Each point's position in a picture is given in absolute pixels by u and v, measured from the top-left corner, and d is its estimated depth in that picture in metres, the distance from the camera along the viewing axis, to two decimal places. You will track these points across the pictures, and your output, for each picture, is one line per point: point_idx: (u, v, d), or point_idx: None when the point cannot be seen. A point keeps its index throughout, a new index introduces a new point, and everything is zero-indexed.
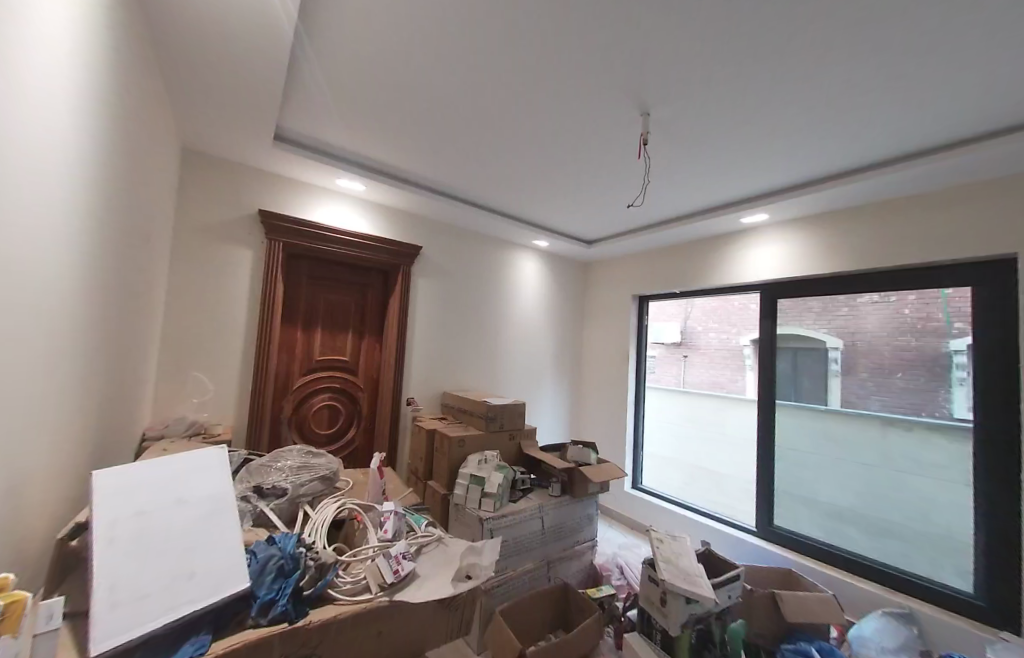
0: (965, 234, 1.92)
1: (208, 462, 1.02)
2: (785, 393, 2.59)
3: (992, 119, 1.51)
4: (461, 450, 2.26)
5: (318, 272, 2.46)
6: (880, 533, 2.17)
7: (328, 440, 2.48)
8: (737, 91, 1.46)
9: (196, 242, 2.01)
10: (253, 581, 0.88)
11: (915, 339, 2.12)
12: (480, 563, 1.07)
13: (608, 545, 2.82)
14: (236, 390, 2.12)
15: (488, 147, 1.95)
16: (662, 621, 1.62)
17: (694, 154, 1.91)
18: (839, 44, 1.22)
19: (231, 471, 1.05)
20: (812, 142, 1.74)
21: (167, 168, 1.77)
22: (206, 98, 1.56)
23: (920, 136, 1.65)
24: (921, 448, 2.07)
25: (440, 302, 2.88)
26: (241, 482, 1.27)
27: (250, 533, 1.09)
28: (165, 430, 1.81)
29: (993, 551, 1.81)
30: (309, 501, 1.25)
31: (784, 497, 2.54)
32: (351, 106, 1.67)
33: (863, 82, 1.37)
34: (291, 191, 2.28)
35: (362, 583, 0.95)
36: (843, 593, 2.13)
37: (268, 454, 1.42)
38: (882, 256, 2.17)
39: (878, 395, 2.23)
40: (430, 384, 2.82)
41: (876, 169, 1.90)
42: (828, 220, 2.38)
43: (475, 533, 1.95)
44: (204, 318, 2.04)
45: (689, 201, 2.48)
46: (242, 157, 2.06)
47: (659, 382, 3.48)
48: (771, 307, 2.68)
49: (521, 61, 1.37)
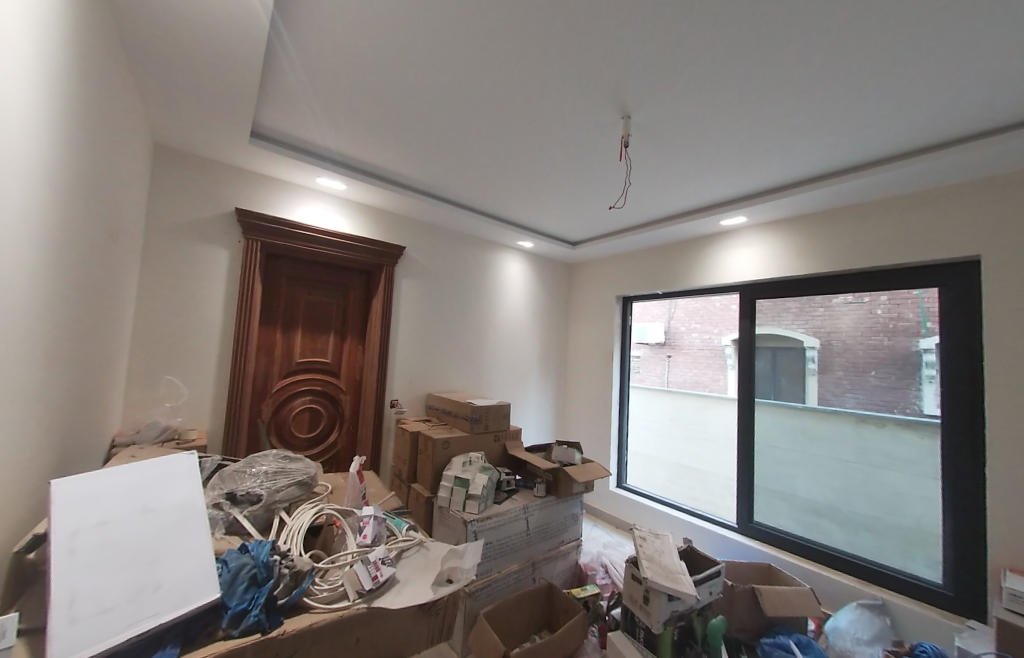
0: (931, 237, 2.00)
1: (176, 471, 0.99)
2: (764, 391, 2.65)
3: (954, 126, 1.59)
4: (445, 452, 2.24)
5: (298, 272, 2.41)
6: (855, 526, 2.24)
7: (309, 444, 2.43)
8: (716, 95, 1.49)
9: (170, 240, 1.95)
10: (223, 591, 0.85)
11: (887, 339, 2.20)
12: (461, 566, 1.05)
13: (593, 544, 2.83)
14: (212, 394, 2.06)
15: (472, 148, 1.95)
16: (644, 618, 1.64)
17: (675, 157, 1.94)
18: (815, 50, 1.25)
19: (202, 479, 1.02)
20: (787, 146, 1.79)
21: (138, 163, 1.71)
22: (181, 92, 1.52)
23: (888, 141, 1.71)
24: (892, 444, 2.15)
25: (424, 302, 2.86)
26: (213, 489, 1.23)
27: (222, 542, 1.05)
28: (137, 436, 1.74)
29: (960, 541, 1.89)
30: (285, 507, 1.23)
31: (763, 493, 2.60)
32: (332, 103, 1.65)
33: (836, 88, 1.42)
34: (271, 189, 2.24)
35: (340, 589, 0.92)
36: (820, 586, 2.19)
37: (243, 459, 1.38)
38: (855, 258, 2.24)
39: (852, 393, 2.30)
40: (414, 385, 2.79)
41: (847, 173, 1.96)
42: (803, 222, 2.45)
43: (459, 535, 1.94)
44: (178, 320, 1.97)
45: (670, 203, 2.51)
46: (218, 153, 2.00)
47: (643, 382, 3.52)
48: (751, 308, 2.74)
49: (505, 61, 1.37)
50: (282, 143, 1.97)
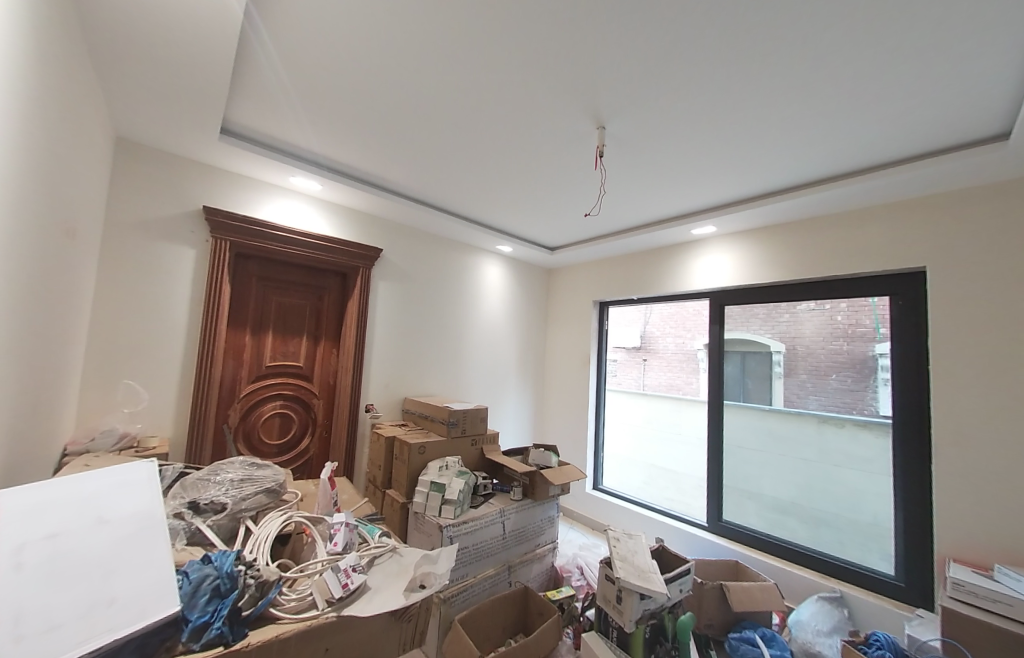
0: (883, 248, 2.14)
1: (133, 490, 0.96)
2: (733, 393, 2.75)
3: (900, 146, 1.72)
4: (421, 457, 2.21)
5: (270, 273, 2.35)
6: (817, 522, 2.35)
7: (280, 450, 2.36)
8: (687, 109, 1.56)
9: (133, 237, 1.87)
10: (184, 604, 0.81)
11: (846, 344, 2.32)
12: (434, 571, 1.05)
13: (568, 546, 2.86)
14: (175, 399, 1.98)
15: (451, 152, 1.96)
16: (617, 618, 1.67)
17: (648, 167, 2.01)
18: (773, 70, 1.34)
19: (161, 496, 0.99)
20: (753, 158, 1.88)
21: (99, 155, 1.63)
22: (147, 85, 1.48)
23: (843, 157, 1.83)
24: (850, 443, 2.27)
25: (401, 305, 2.83)
26: (174, 499, 1.18)
27: (184, 553, 1.01)
28: (91, 445, 1.64)
29: (910, 535, 2.01)
30: (252, 515, 1.19)
31: (732, 492, 2.69)
32: (307, 101, 1.62)
33: (795, 106, 1.51)
34: (244, 188, 2.18)
35: (308, 599, 0.91)
36: (784, 582, 2.28)
37: (207, 466, 1.33)
38: (816, 267, 2.36)
39: (815, 395, 2.42)
40: (390, 389, 2.76)
41: (808, 187, 2.08)
42: (768, 232, 2.57)
43: (434, 540, 1.92)
44: (141, 320, 1.89)
45: (644, 212, 2.59)
46: (185, 149, 1.94)
47: (620, 385, 3.60)
48: (720, 313, 2.85)
49: (485, 69, 1.40)
50: (253, 141, 1.92)
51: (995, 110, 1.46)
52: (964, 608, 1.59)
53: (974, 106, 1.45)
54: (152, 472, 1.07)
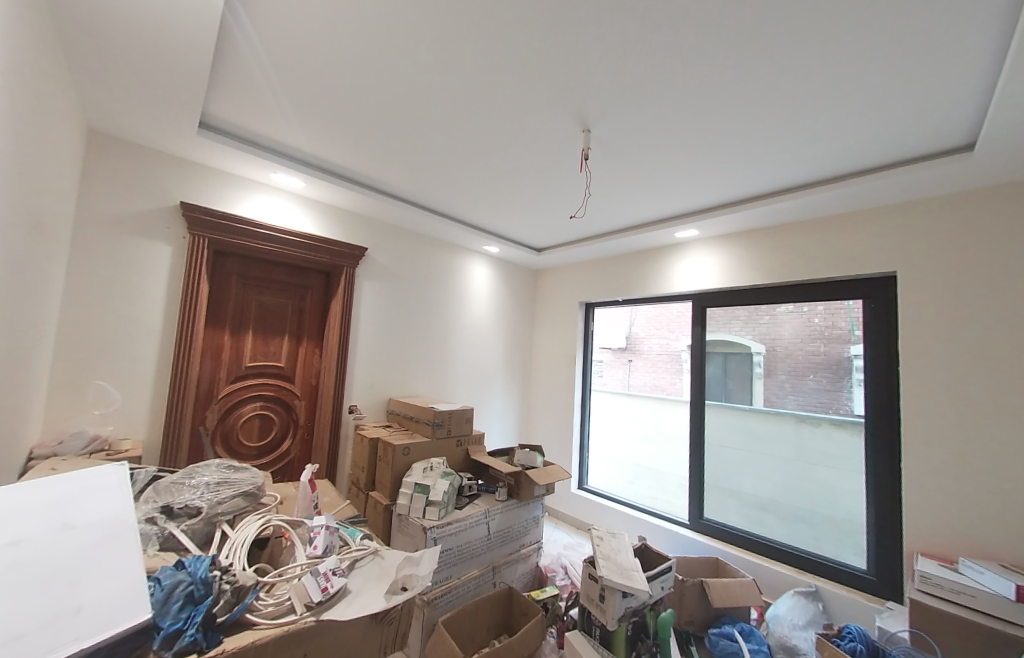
0: (857, 254, 2.21)
1: (97, 504, 0.92)
2: (715, 393, 2.81)
3: (872, 155, 1.78)
4: (405, 458, 2.20)
5: (251, 271, 2.30)
6: (794, 518, 2.42)
7: (259, 453, 2.31)
8: (668, 115, 1.59)
9: (106, 233, 1.82)
10: (155, 611, 0.79)
11: (823, 345, 2.39)
12: (417, 574, 1.04)
13: (553, 546, 2.88)
14: (149, 401, 1.92)
15: (436, 152, 1.95)
16: (600, 616, 1.69)
17: (633, 171, 2.04)
18: (751, 79, 1.38)
19: (130, 508, 0.95)
20: (734, 164, 1.93)
21: (70, 148, 1.58)
22: (121, 77, 1.43)
23: (820, 164, 1.89)
24: (825, 441, 2.34)
25: (386, 305, 2.80)
26: (146, 503, 1.15)
27: (156, 559, 0.98)
28: (59, 448, 1.59)
29: (881, 530, 2.08)
30: (228, 519, 1.16)
31: (713, 491, 2.74)
32: (289, 97, 1.60)
33: (772, 114, 1.55)
34: (223, 183, 2.13)
35: (286, 604, 0.89)
36: (762, 578, 2.33)
37: (182, 469, 1.30)
38: (794, 270, 2.43)
39: (793, 395, 2.48)
40: (375, 390, 2.73)
41: (786, 193, 2.15)
42: (749, 236, 2.64)
43: (418, 542, 1.91)
44: (113, 318, 1.83)
45: (628, 215, 2.62)
46: (163, 143, 1.89)
47: (606, 385, 3.65)
48: (702, 315, 2.90)
49: (471, 70, 1.40)
50: (233, 136, 1.88)
51: (958, 123, 1.53)
52: (932, 601, 1.66)
53: (941, 118, 1.51)
54: (123, 484, 1.04)
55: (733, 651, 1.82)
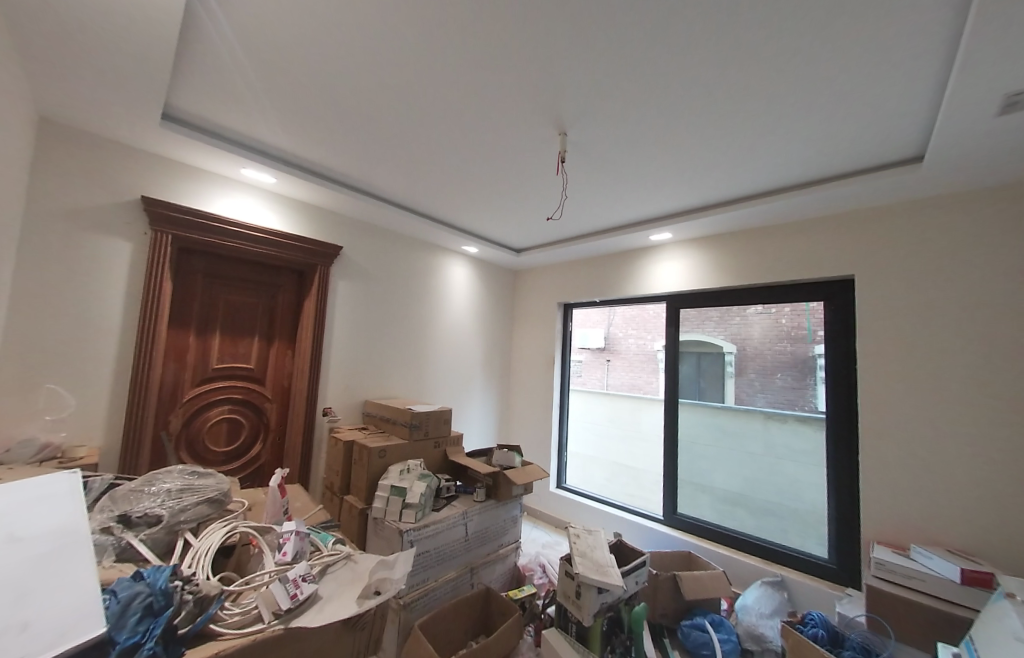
0: (820, 258, 2.32)
1: (49, 515, 0.87)
2: (689, 392, 2.89)
3: (832, 164, 1.87)
4: (382, 461, 2.17)
5: (219, 270, 2.22)
6: (762, 511, 2.52)
7: (228, 457, 2.24)
8: (641, 121, 1.62)
9: (59, 228, 1.72)
10: (110, 625, 0.75)
11: (790, 345, 2.50)
12: (391, 577, 1.01)
13: (531, 545, 2.89)
14: (107, 405, 1.83)
15: (412, 149, 1.93)
16: (576, 612, 1.71)
17: (608, 175, 2.08)
18: (718, 88, 1.43)
19: (85, 519, 0.92)
20: (705, 170, 1.99)
21: (17, 136, 1.49)
22: (74, 60, 1.35)
23: (785, 172, 1.97)
24: (791, 437, 2.45)
25: (362, 305, 2.75)
26: (101, 513, 1.09)
27: (112, 570, 0.94)
28: (6, 456, 1.50)
29: (842, 521, 2.19)
30: (192, 528, 1.12)
31: (686, 487, 2.82)
32: (258, 89, 1.55)
33: (739, 122, 1.60)
34: (188, 177, 2.04)
35: (253, 612, 0.87)
36: (732, 569, 2.41)
37: (142, 477, 1.24)
38: (762, 273, 2.52)
39: (762, 393, 2.58)
40: (350, 391, 2.68)
41: (755, 199, 2.23)
42: (720, 240, 2.72)
43: (394, 545, 1.89)
44: (65, 318, 1.73)
45: (605, 218, 2.67)
46: (123, 135, 1.80)
47: (584, 385, 3.74)
48: (676, 316, 2.98)
49: (445, 67, 1.39)
50: (199, 129, 1.82)
51: (907, 136, 1.63)
52: (886, 587, 1.75)
53: (895, 130, 1.60)
54: (76, 495, 0.98)
55: (704, 641, 1.87)
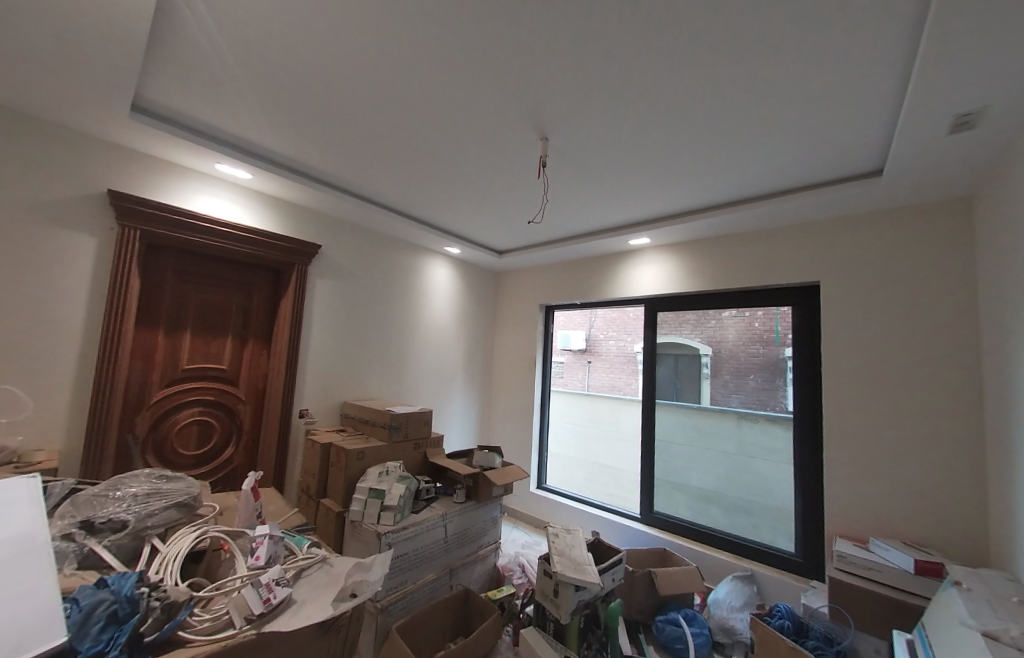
0: (790, 264, 2.41)
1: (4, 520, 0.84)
2: (666, 393, 2.96)
3: (800, 176, 1.97)
4: (359, 463, 2.14)
5: (190, 267, 2.15)
6: (734, 508, 2.60)
7: (198, 461, 2.17)
8: (620, 127, 1.66)
9: (17, 222, 1.64)
10: (71, 635, 0.73)
11: (761, 347, 2.59)
12: (367, 580, 1.01)
13: (511, 546, 2.90)
14: (67, 407, 1.75)
15: (393, 148, 1.91)
16: (554, 611, 1.73)
17: (588, 179, 2.11)
18: (692, 99, 1.47)
19: (43, 523, 0.88)
20: (682, 178, 2.04)
21: None
22: (33, 45, 1.29)
23: (756, 182, 2.05)
24: (762, 436, 2.54)
25: (340, 304, 2.71)
26: (61, 519, 1.05)
27: (74, 577, 0.91)
28: None
29: (809, 516, 2.29)
30: (159, 534, 1.09)
31: (663, 486, 2.88)
32: (231, 82, 1.51)
33: (713, 132, 1.66)
34: (158, 171, 1.98)
35: (224, 618, 0.86)
36: (705, 565, 2.49)
37: (106, 481, 1.19)
38: (736, 278, 2.61)
39: (736, 394, 2.67)
40: (328, 392, 2.64)
41: (729, 207, 2.31)
42: (696, 245, 2.80)
43: (371, 548, 1.87)
44: (21, 316, 1.65)
45: (586, 222, 2.71)
46: (89, 126, 1.73)
47: (567, 386, 3.87)
48: (654, 318, 3.06)
49: (425, 68, 1.40)
50: (171, 122, 1.76)
51: (866, 150, 1.72)
52: (848, 578, 1.84)
53: (857, 144, 1.69)
54: (35, 499, 0.94)
55: (677, 635, 1.92)
